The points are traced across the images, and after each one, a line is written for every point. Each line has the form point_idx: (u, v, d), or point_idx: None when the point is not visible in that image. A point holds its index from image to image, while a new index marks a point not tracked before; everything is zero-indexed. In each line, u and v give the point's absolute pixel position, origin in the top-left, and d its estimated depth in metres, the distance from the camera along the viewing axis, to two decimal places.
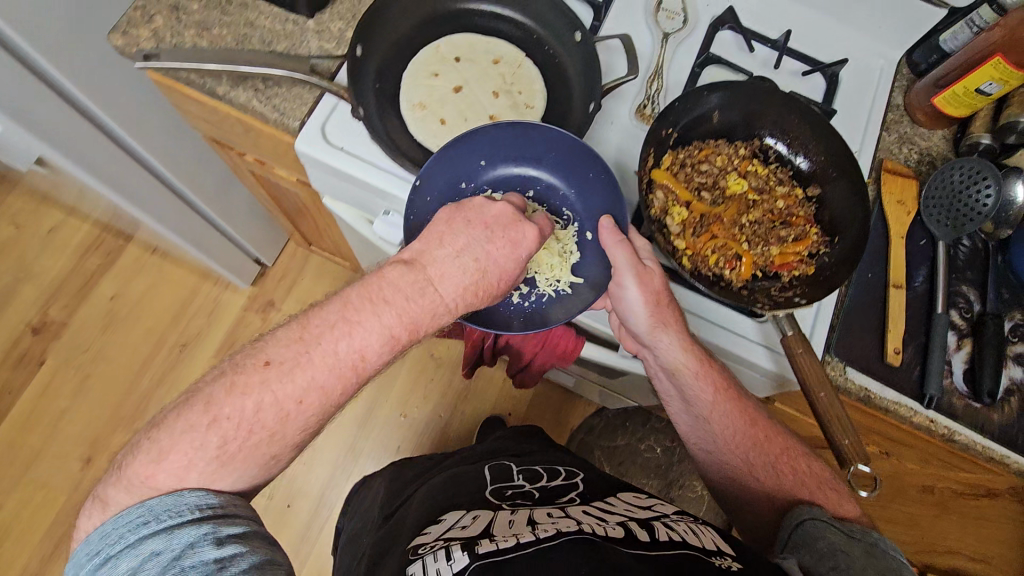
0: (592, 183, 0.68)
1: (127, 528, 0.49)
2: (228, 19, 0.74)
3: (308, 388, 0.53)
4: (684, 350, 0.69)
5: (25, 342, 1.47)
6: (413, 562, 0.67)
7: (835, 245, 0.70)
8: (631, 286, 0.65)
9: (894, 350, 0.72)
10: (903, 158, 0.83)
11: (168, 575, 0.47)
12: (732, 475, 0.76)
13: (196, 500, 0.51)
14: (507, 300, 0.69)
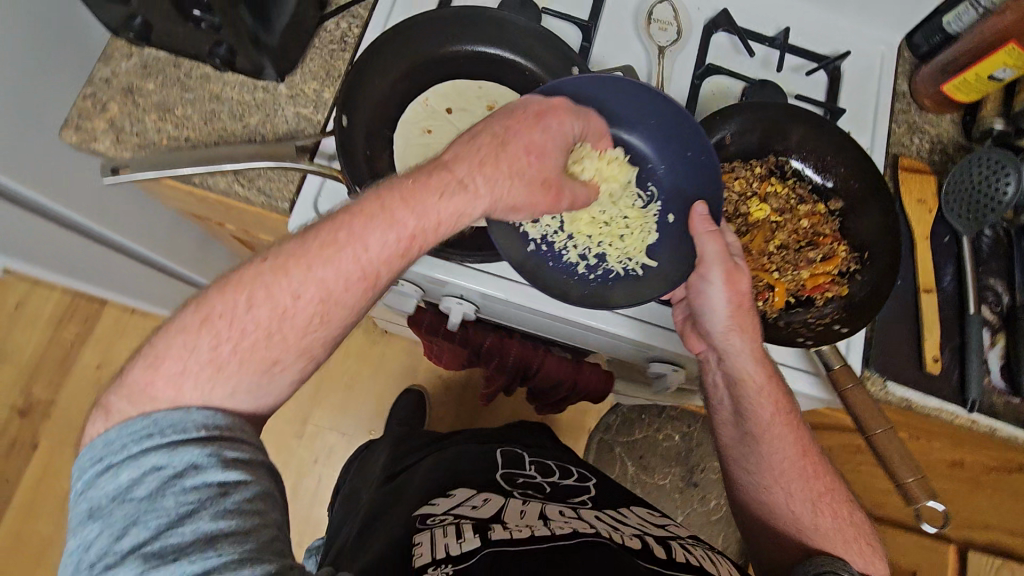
0: (687, 164, 0.61)
1: (132, 439, 0.44)
2: (191, 96, 0.67)
3: (304, 283, 0.49)
4: (755, 360, 0.62)
5: (14, 427, 1.37)
6: (420, 532, 0.68)
7: (865, 264, 0.68)
8: (716, 282, 0.59)
9: (933, 357, 0.71)
10: (916, 150, 0.81)
11: (167, 493, 0.43)
12: (765, 501, 0.67)
13: (203, 421, 0.46)
14: (572, 268, 0.64)
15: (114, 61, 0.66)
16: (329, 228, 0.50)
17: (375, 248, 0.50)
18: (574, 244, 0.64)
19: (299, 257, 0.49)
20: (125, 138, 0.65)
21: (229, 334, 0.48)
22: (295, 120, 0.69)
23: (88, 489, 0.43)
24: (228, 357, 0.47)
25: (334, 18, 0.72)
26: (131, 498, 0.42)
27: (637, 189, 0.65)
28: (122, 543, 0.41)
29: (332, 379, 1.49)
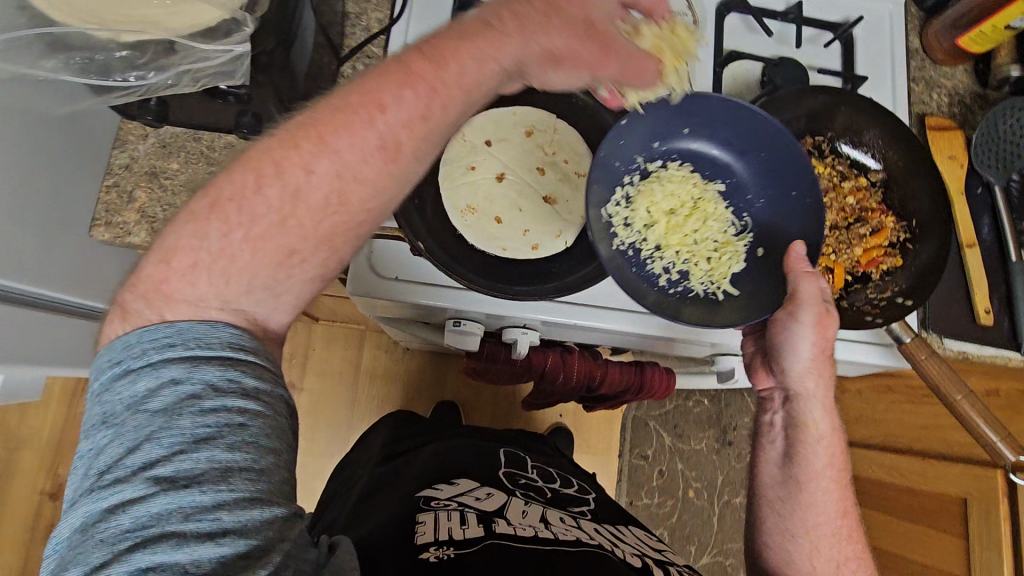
0: (788, 202, 0.66)
1: (152, 350, 0.41)
2: (218, 169, 0.64)
3: (318, 146, 0.46)
4: (825, 407, 0.62)
5: (47, 512, 1.28)
6: (425, 512, 0.69)
7: (917, 232, 0.69)
8: (805, 325, 0.59)
9: (984, 309, 0.73)
10: (936, 105, 0.82)
11: (179, 412, 0.39)
12: (788, 549, 0.64)
13: (223, 344, 0.43)
14: (655, 279, 0.65)
15: (131, 144, 0.63)
16: (346, 102, 0.46)
17: (394, 101, 0.47)
18: (661, 258, 0.67)
19: (340, 129, 0.46)
20: (161, 226, 0.62)
21: (244, 209, 0.45)
22: None
23: (106, 399, 0.40)
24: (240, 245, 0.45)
25: (349, 62, 0.70)
26: (146, 414, 0.39)
27: (731, 218, 0.69)
28: (135, 462, 0.38)
29: (363, 406, 1.46)
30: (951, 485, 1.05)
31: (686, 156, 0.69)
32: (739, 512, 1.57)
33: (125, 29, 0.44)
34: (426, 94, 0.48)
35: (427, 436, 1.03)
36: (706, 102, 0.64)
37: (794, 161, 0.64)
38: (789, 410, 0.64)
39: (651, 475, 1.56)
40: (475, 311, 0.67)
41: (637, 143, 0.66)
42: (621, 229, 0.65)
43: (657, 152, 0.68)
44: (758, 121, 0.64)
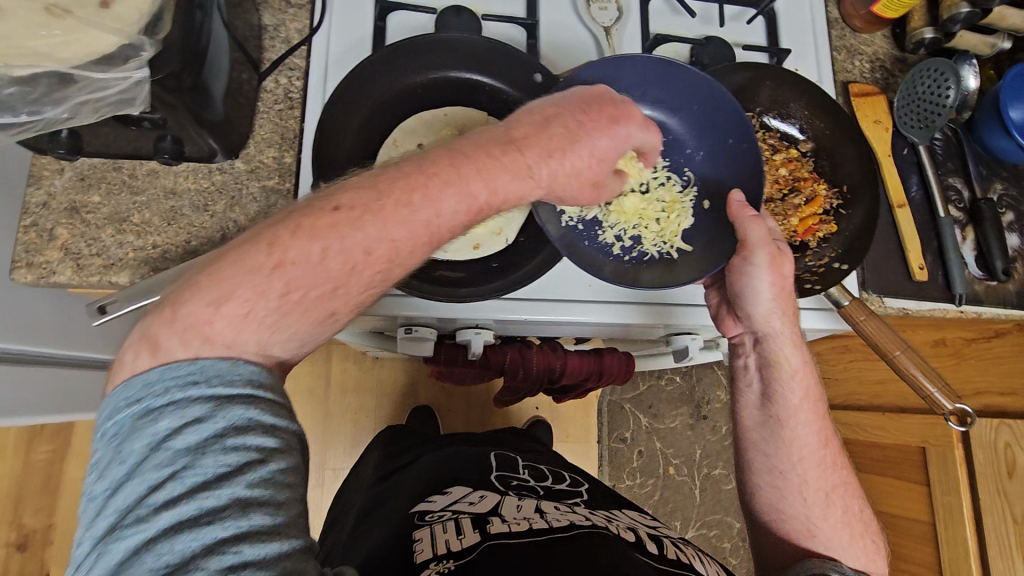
0: (724, 149, 0.68)
1: (175, 384, 0.40)
2: (143, 199, 0.62)
3: (376, 239, 0.46)
4: (792, 343, 0.64)
5: (13, 566, 1.25)
6: (420, 528, 0.68)
7: (848, 197, 0.71)
8: (760, 267, 0.61)
9: (919, 266, 0.75)
10: (859, 72, 0.84)
11: (198, 456, 0.38)
12: (778, 486, 0.66)
13: (258, 412, 0.41)
14: (608, 247, 0.68)
15: (46, 180, 0.61)
16: (398, 182, 0.48)
17: (447, 187, 0.49)
18: (612, 227, 0.69)
19: (378, 216, 0.46)
20: (87, 262, 0.60)
21: (257, 249, 0.44)
22: (263, 194, 0.65)
23: (123, 437, 0.38)
24: (265, 306, 0.43)
25: (271, 75, 0.68)
26: (173, 449, 0.38)
27: (673, 175, 0.71)
28: (168, 501, 0.36)
29: (336, 420, 1.44)
30: (908, 435, 1.09)
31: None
32: (719, 484, 1.61)
33: (14, 63, 0.42)
34: (428, 227, 0.48)
35: (417, 449, 1.03)
36: (630, 67, 0.63)
37: (725, 112, 0.65)
38: (760, 351, 0.66)
39: (631, 456, 1.58)
40: (427, 316, 0.67)
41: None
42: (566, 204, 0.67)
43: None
44: (687, 78, 0.65)
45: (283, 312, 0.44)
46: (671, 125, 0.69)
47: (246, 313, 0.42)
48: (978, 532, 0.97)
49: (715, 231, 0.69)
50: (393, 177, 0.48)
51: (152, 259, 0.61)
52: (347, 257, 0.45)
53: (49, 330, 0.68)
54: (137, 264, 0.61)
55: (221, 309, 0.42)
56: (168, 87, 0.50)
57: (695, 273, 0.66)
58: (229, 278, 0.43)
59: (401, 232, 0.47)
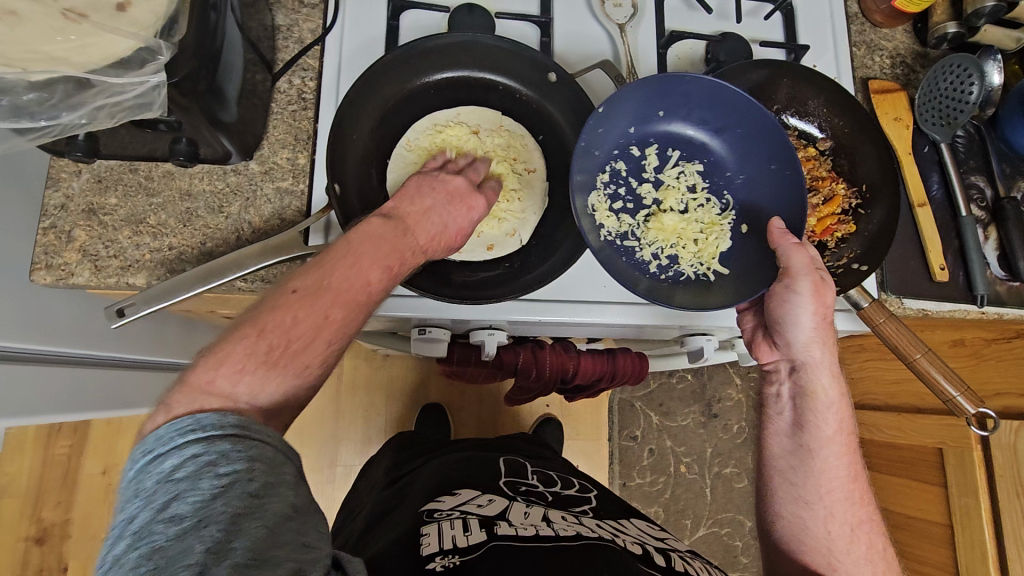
0: (768, 175, 0.68)
1: (178, 431, 0.41)
2: (160, 200, 0.63)
3: (335, 303, 0.49)
4: (830, 374, 0.64)
5: (33, 558, 1.30)
6: (428, 524, 0.69)
7: (867, 197, 0.70)
8: (802, 295, 0.60)
9: (939, 266, 0.74)
10: (880, 68, 0.83)
11: (189, 486, 0.38)
12: (803, 517, 0.65)
13: (235, 447, 0.40)
14: (645, 266, 0.67)
15: (64, 182, 0.61)
16: (341, 258, 0.51)
17: (371, 258, 0.52)
18: (649, 244, 0.68)
19: (331, 288, 0.49)
20: (105, 264, 0.60)
21: (248, 336, 0.45)
22: (277, 196, 0.65)
23: (134, 483, 0.40)
24: (258, 361, 0.45)
25: (285, 76, 0.68)
26: (172, 484, 0.38)
27: (713, 197, 0.70)
28: (166, 526, 0.36)
29: (347, 418, 1.45)
30: (925, 436, 1.08)
31: (662, 138, 0.70)
32: (731, 482, 1.60)
33: (31, 67, 0.42)
34: (398, 257, 0.54)
35: (429, 453, 1.03)
36: (680, 85, 0.65)
37: (771, 133, 0.65)
38: (797, 379, 0.65)
39: (642, 455, 1.58)
40: (441, 318, 0.66)
41: (616, 133, 0.68)
42: (604, 217, 0.67)
43: (634, 137, 0.69)
44: (730, 99, 0.65)
45: (272, 362, 0.45)
46: (713, 144, 0.70)
47: (242, 368, 0.44)
48: (996, 534, 0.95)
49: (751, 252, 0.68)
50: (331, 260, 0.51)
51: (168, 261, 0.62)
52: (313, 323, 0.48)
53: (72, 329, 0.69)
54: (154, 266, 0.61)
55: (222, 366, 0.44)
56: (184, 90, 0.49)
57: (730, 297, 0.65)
58: (232, 345, 0.45)
59: (351, 291, 0.50)
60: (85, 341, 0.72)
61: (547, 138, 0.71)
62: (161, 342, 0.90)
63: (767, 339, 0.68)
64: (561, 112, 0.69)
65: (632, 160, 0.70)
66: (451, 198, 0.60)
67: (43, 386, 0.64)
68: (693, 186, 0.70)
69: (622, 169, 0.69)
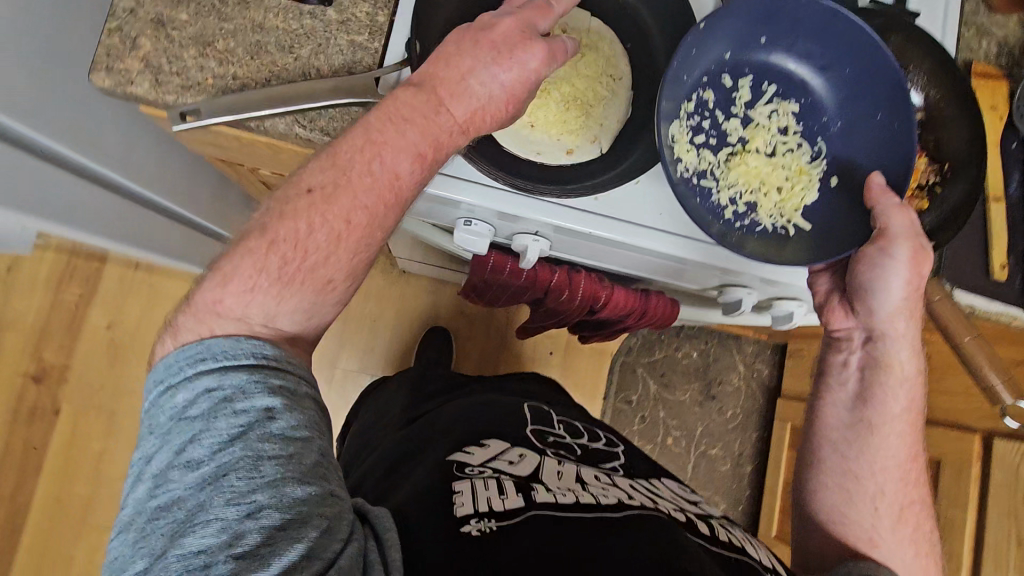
0: (871, 126, 0.62)
1: (188, 359, 0.50)
2: (231, 26, 0.60)
3: (353, 208, 0.53)
4: (910, 348, 0.68)
5: (29, 395, 1.32)
6: (459, 481, 0.66)
7: (947, 176, 0.66)
8: (899, 260, 0.60)
9: (1000, 265, 0.72)
10: (986, 52, 0.78)
11: (215, 418, 0.47)
12: (850, 490, 0.72)
13: (234, 381, 0.49)
14: (722, 211, 0.62)
15: None
16: (359, 152, 0.53)
17: (398, 147, 0.54)
18: (728, 186, 0.63)
19: (348, 188, 0.53)
20: (166, 79, 0.58)
21: (254, 252, 0.52)
22: (350, 48, 0.62)
23: (154, 409, 0.49)
24: (269, 283, 0.52)
25: None
26: (189, 420, 0.47)
27: (805, 143, 0.65)
28: (184, 472, 0.46)
29: (355, 324, 1.46)
30: (927, 446, 1.08)
31: (757, 70, 0.64)
32: (714, 464, 1.62)
33: None
34: (432, 144, 0.54)
35: (451, 395, 1.02)
36: (792, 6, 0.60)
37: (884, 73, 0.59)
38: (871, 350, 0.69)
39: (633, 420, 1.59)
40: (489, 208, 0.64)
41: (710, 55, 0.62)
42: (684, 151, 0.61)
43: (728, 64, 0.63)
44: (845, 28, 0.60)
45: (287, 278, 0.53)
46: (813, 85, 0.64)
47: (253, 287, 0.52)
48: (974, 546, 0.97)
49: (839, 211, 0.64)
50: (347, 152, 0.54)
51: (229, 89, 0.59)
52: (331, 228, 0.53)
53: (103, 146, 0.70)
54: (215, 92, 0.59)
55: (230, 288, 0.52)
56: None
57: (807, 257, 0.61)
58: (243, 256, 0.52)
59: (370, 194, 0.54)
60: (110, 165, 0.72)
61: (635, 47, 0.66)
62: (185, 194, 0.91)
63: (842, 305, 0.70)
64: (657, 22, 0.65)
65: (721, 91, 0.64)
66: (500, 56, 0.54)
67: (53, 185, 0.65)
68: (785, 128, 0.65)
69: (711, 99, 0.63)
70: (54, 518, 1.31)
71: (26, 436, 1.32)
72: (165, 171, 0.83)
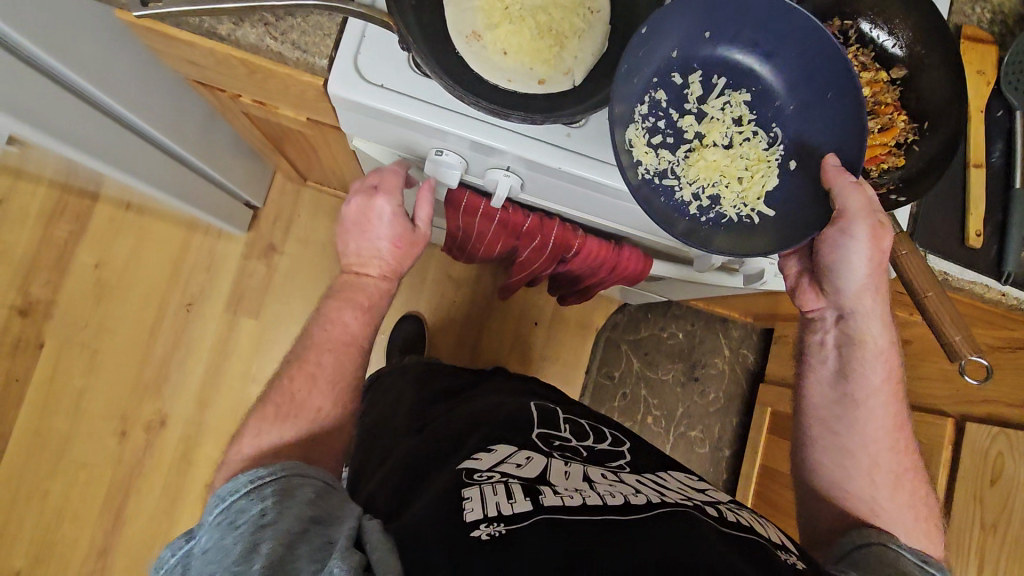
0: (823, 109, 0.59)
1: (205, 509, 0.58)
2: None
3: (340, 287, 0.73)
4: (880, 321, 0.68)
5: (15, 328, 1.34)
6: (468, 486, 0.65)
7: (925, 134, 0.65)
8: (859, 239, 0.61)
9: (976, 232, 0.71)
10: (978, 19, 0.76)
11: (223, 536, 0.55)
12: (846, 467, 0.72)
13: (241, 505, 0.57)
14: (685, 206, 0.60)
15: None
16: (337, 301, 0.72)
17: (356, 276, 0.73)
18: (690, 183, 0.61)
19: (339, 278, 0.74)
20: None
21: (262, 414, 0.67)
22: None
23: (176, 540, 0.57)
24: (268, 420, 0.67)
25: None
26: (204, 553, 0.55)
27: (760, 131, 0.62)
28: (203, 574, 0.53)
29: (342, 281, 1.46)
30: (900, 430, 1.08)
31: (706, 64, 0.61)
32: (693, 446, 1.61)
33: None
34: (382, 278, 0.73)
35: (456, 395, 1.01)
36: None
37: (833, 59, 0.56)
38: (844, 327, 0.70)
39: (614, 396, 1.59)
40: (459, 135, 0.63)
41: (656, 55, 0.58)
42: (643, 154, 0.58)
43: (677, 61, 0.60)
44: (787, 14, 0.56)
45: (280, 417, 0.67)
46: (764, 72, 0.61)
47: (258, 431, 0.66)
48: (939, 529, 0.97)
49: (822, 174, 0.61)
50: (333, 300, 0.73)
51: None
52: (331, 353, 0.71)
53: (79, 54, 0.72)
54: None
55: (247, 438, 0.66)
56: None
57: (776, 245, 0.59)
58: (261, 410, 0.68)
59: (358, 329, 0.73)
60: (88, 75, 0.74)
61: None
62: (166, 121, 0.92)
63: (812, 286, 0.71)
64: None
65: (673, 89, 0.60)
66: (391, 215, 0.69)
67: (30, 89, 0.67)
68: (739, 118, 0.61)
69: (662, 99, 0.60)
70: (31, 451, 1.33)
71: (9, 368, 1.33)
72: (140, 90, 0.85)
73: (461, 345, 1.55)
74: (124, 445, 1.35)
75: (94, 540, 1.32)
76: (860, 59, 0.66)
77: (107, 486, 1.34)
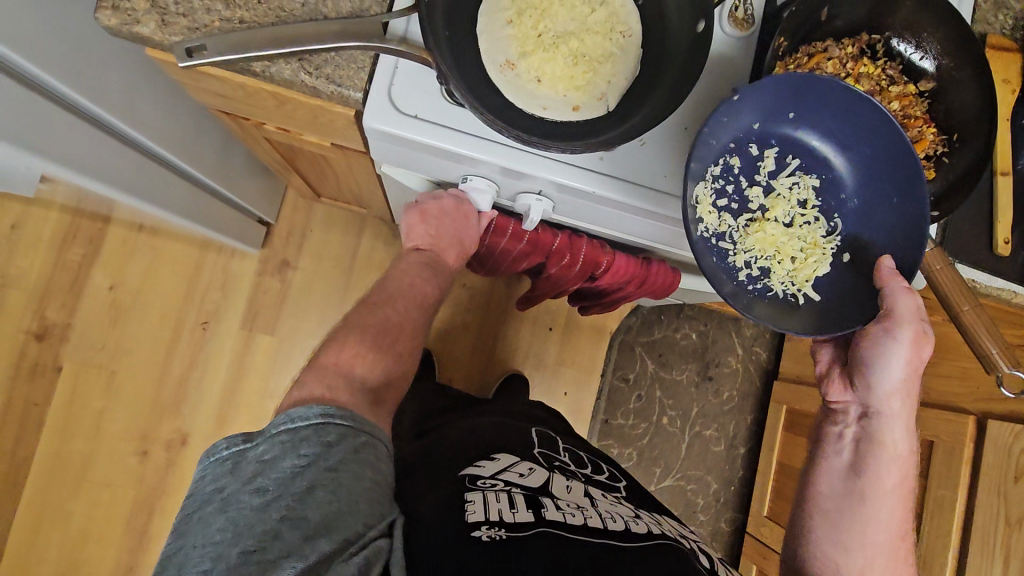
0: (886, 209, 0.60)
1: (274, 422, 0.61)
2: None
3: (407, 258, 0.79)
4: (903, 427, 0.69)
5: (32, 352, 1.34)
6: (472, 491, 0.71)
7: (955, 146, 0.65)
8: (901, 340, 0.62)
9: (1005, 240, 0.72)
10: (1000, 27, 0.77)
11: (284, 458, 0.58)
12: (837, 562, 0.72)
13: (305, 432, 0.60)
14: (734, 270, 0.61)
15: None
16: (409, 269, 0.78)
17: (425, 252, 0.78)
18: (744, 250, 0.62)
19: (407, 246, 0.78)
20: (172, 21, 0.58)
21: (352, 334, 0.72)
22: None
23: (236, 442, 0.60)
24: (360, 348, 0.71)
25: None
26: (262, 462, 0.58)
27: (822, 218, 0.63)
28: (253, 495, 0.55)
29: (357, 293, 1.46)
30: (922, 428, 1.09)
31: (784, 142, 0.62)
32: (708, 445, 1.62)
33: None
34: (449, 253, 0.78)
35: (458, 413, 1.04)
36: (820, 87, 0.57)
37: (905, 160, 0.57)
38: (865, 424, 0.70)
39: (630, 398, 1.60)
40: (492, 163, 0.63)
41: (739, 124, 0.59)
42: (706, 214, 0.59)
43: (756, 133, 0.61)
44: (872, 113, 0.57)
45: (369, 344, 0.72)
46: (839, 162, 0.62)
47: (353, 353, 0.71)
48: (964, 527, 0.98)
49: (864, 211, 0.61)
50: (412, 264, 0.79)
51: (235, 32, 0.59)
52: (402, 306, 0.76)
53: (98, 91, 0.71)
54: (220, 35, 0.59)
55: (341, 354, 0.70)
56: None
57: (816, 326, 0.60)
58: (346, 340, 0.72)
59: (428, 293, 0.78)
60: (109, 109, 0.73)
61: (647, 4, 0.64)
62: (183, 148, 0.91)
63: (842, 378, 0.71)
64: None
65: (747, 159, 0.62)
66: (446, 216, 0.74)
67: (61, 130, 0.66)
68: (804, 201, 0.63)
69: (736, 165, 0.61)
70: (53, 474, 1.32)
71: (28, 393, 1.33)
72: (154, 116, 0.83)
73: (476, 353, 1.55)
74: (145, 465, 1.35)
75: (119, 561, 1.32)
76: (888, 73, 0.67)
77: (130, 507, 1.34)
